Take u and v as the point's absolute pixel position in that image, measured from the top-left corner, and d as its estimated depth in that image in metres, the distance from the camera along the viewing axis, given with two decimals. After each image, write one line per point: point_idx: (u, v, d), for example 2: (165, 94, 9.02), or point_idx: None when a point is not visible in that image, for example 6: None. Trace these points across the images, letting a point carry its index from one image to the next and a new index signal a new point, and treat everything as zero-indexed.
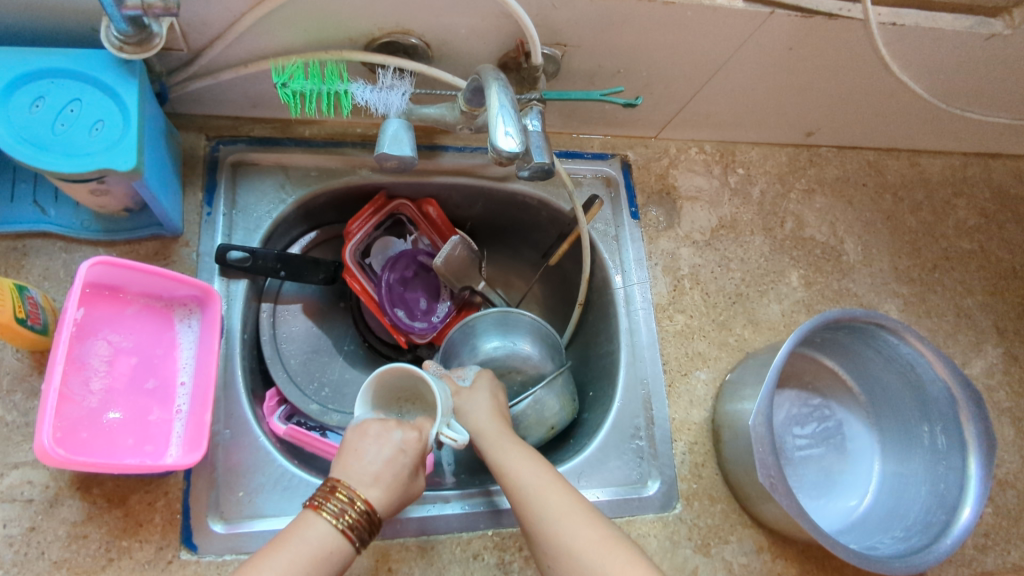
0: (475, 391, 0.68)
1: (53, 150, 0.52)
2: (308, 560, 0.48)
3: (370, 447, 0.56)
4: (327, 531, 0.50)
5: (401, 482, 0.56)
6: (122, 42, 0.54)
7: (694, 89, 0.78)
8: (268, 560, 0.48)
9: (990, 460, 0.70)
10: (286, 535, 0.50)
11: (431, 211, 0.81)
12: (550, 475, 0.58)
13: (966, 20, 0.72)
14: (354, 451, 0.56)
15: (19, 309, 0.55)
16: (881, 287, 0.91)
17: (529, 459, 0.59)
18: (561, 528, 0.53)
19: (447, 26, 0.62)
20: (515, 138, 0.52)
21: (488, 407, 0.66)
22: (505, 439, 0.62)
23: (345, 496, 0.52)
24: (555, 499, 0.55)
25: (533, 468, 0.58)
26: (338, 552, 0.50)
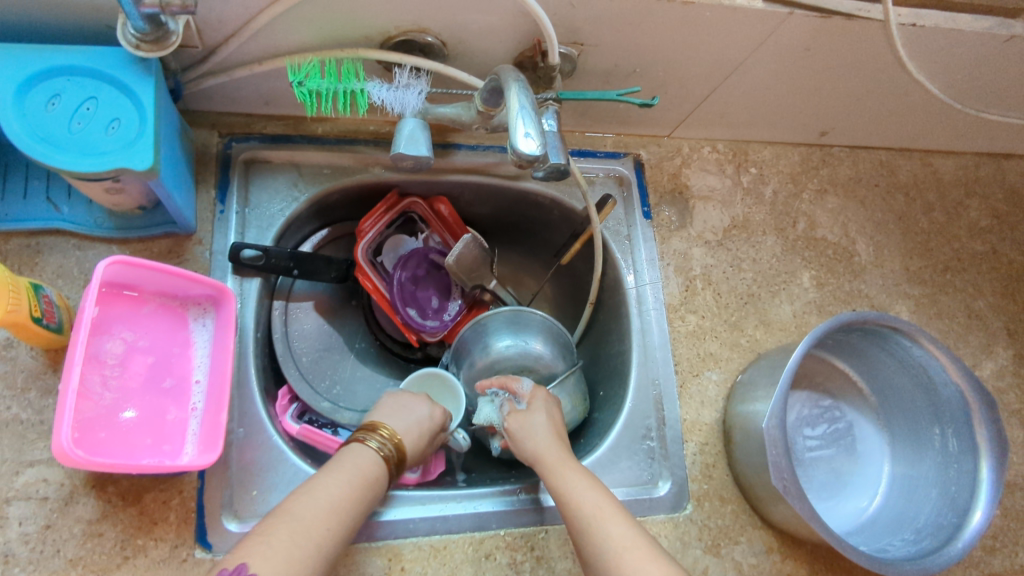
0: (529, 412, 0.68)
1: (69, 148, 0.51)
2: (358, 478, 0.56)
3: (400, 409, 0.66)
4: (370, 456, 0.59)
5: (427, 438, 0.66)
6: (139, 40, 0.53)
7: (709, 88, 0.78)
8: (330, 477, 0.54)
9: (1003, 464, 0.70)
10: (337, 459, 0.57)
11: (442, 209, 0.81)
12: (611, 501, 0.57)
13: (986, 21, 0.71)
14: (390, 408, 0.66)
15: (35, 308, 0.55)
16: (892, 289, 0.91)
17: (593, 486, 0.58)
18: (620, 560, 0.51)
19: (464, 24, 0.62)
20: (534, 140, 0.52)
21: (547, 428, 0.66)
22: (569, 463, 0.61)
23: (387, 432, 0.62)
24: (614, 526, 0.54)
25: (594, 496, 0.57)
26: (377, 478, 0.58)
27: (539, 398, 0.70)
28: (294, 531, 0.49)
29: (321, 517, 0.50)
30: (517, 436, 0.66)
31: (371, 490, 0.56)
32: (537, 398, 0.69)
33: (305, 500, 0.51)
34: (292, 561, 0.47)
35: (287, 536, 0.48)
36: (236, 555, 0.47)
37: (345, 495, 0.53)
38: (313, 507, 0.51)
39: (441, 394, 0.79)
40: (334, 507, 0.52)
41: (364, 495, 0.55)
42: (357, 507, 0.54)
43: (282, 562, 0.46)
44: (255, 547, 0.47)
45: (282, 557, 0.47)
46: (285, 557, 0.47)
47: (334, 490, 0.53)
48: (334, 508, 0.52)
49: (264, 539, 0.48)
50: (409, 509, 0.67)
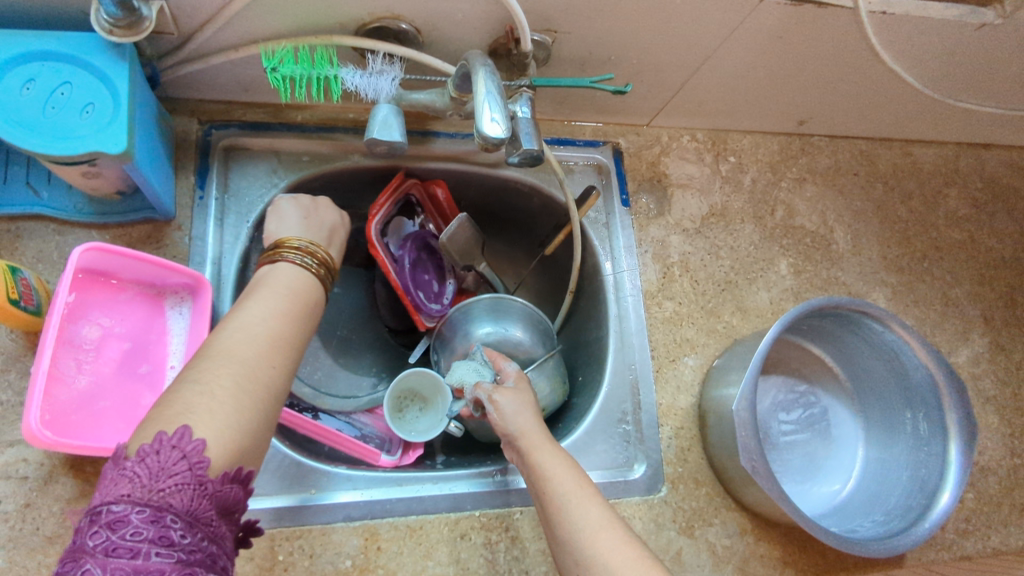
0: (517, 392, 0.66)
1: (43, 132, 0.52)
2: (294, 291, 0.57)
3: (293, 222, 0.65)
4: (298, 272, 0.59)
5: (337, 242, 0.68)
6: (111, 26, 0.54)
7: (686, 76, 0.79)
8: (258, 303, 0.53)
9: (971, 447, 0.71)
10: (258, 288, 0.56)
11: (439, 193, 0.82)
12: (585, 485, 0.56)
13: (957, 9, 0.72)
14: (289, 222, 0.65)
15: (12, 290, 0.56)
16: (870, 276, 0.91)
17: (572, 469, 0.57)
18: (593, 545, 0.51)
19: (437, 12, 0.62)
20: (500, 124, 0.53)
21: (529, 408, 0.64)
22: (548, 446, 0.60)
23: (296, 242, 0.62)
24: (591, 513, 0.53)
25: (570, 478, 0.56)
26: (312, 286, 0.59)
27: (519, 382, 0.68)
28: (238, 377, 0.47)
29: (262, 361, 0.49)
30: (501, 409, 0.63)
31: (305, 305, 0.57)
32: (523, 380, 0.68)
33: (239, 338, 0.49)
34: (237, 414, 0.45)
35: (234, 378, 0.46)
36: (155, 426, 0.42)
37: (278, 326, 0.52)
38: (246, 348, 0.49)
39: (430, 390, 0.79)
40: (274, 338, 0.51)
41: (293, 322, 0.54)
42: (296, 324, 0.54)
43: (223, 414, 0.44)
44: (192, 401, 0.44)
45: (226, 411, 0.44)
46: (226, 408, 0.45)
47: (264, 322, 0.52)
48: (271, 340, 0.51)
49: (205, 389, 0.45)
50: (386, 490, 0.68)
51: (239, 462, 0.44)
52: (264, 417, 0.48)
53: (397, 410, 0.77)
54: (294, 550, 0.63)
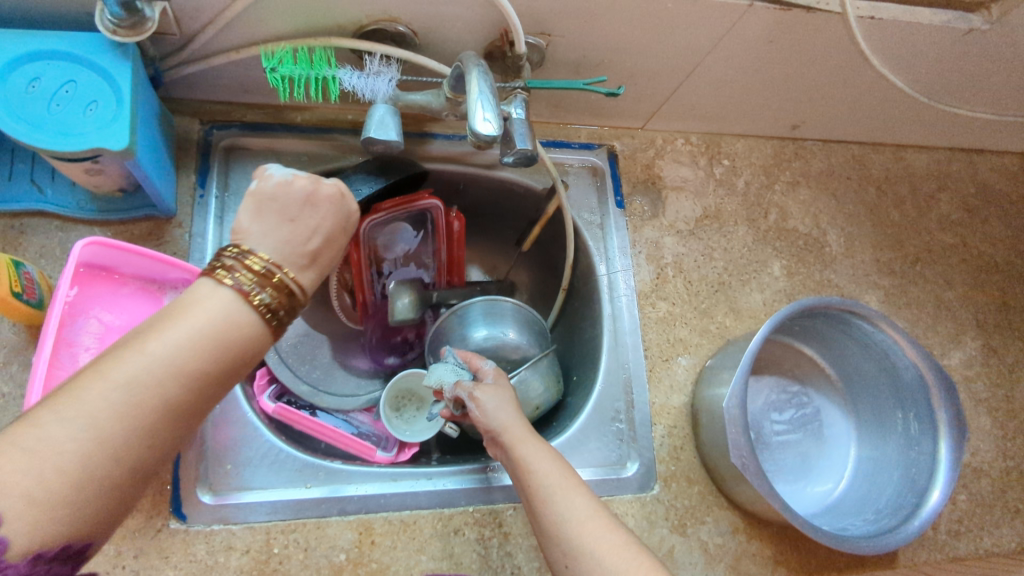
0: (498, 388, 0.66)
1: (47, 129, 0.53)
2: (219, 334, 0.43)
3: (274, 224, 0.50)
4: (236, 307, 0.44)
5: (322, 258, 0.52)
6: (116, 26, 0.56)
7: (679, 80, 0.80)
8: (169, 338, 0.41)
9: (961, 445, 0.72)
10: (182, 313, 0.42)
11: (453, 225, 0.85)
12: (569, 476, 0.57)
13: (945, 15, 0.73)
14: (272, 220, 0.50)
15: (14, 283, 0.57)
16: (862, 278, 0.92)
17: (553, 459, 0.58)
18: (579, 533, 0.52)
19: (433, 15, 0.64)
20: (493, 123, 0.54)
21: (511, 403, 0.64)
22: (530, 439, 0.60)
23: (257, 264, 0.47)
24: (577, 504, 0.54)
25: (553, 469, 0.57)
26: (249, 328, 0.45)
27: (501, 379, 0.68)
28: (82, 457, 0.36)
29: (137, 437, 0.38)
30: (483, 405, 0.63)
31: (235, 351, 0.44)
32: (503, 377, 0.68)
33: (115, 394, 0.38)
34: (71, 508, 0.36)
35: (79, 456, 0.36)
36: None
37: (181, 386, 0.40)
38: (114, 414, 0.38)
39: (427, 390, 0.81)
40: (167, 402, 0.40)
41: (212, 368, 0.42)
42: (207, 380, 0.42)
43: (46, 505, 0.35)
44: (9, 475, 0.35)
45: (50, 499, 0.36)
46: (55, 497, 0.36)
47: (161, 377, 0.40)
48: (161, 404, 0.39)
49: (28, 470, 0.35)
50: (381, 485, 0.68)
51: (65, 540, 0.37)
52: (128, 492, 0.39)
53: (394, 409, 0.79)
54: (289, 543, 0.63)
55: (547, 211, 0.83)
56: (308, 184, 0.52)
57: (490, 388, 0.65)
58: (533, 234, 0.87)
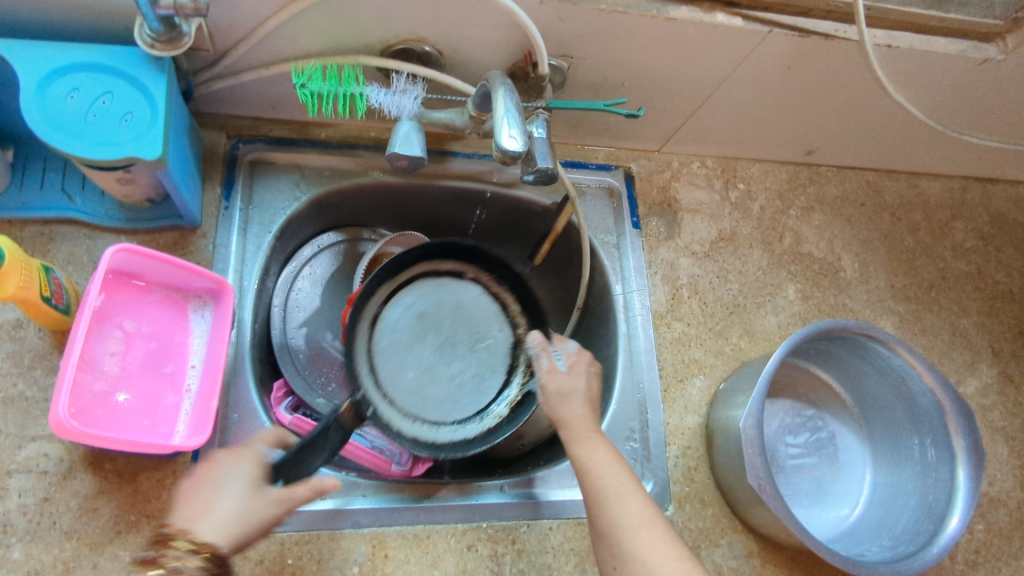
0: (568, 376, 0.66)
1: (83, 138, 0.55)
2: None
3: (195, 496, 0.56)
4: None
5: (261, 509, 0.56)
6: (154, 40, 0.57)
7: (697, 104, 0.81)
8: None
9: (979, 472, 0.71)
10: None
11: None
12: (630, 481, 0.58)
13: (960, 45, 0.74)
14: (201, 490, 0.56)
15: (45, 288, 0.58)
16: (877, 304, 0.92)
17: (618, 463, 0.59)
18: (636, 537, 0.54)
19: (458, 35, 0.66)
20: (519, 140, 0.55)
21: (583, 393, 0.65)
22: (594, 437, 0.61)
23: (184, 543, 0.52)
24: (636, 507, 0.56)
25: (621, 475, 0.58)
26: None
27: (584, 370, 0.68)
28: None
29: None
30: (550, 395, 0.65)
31: None
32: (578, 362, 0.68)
33: None
34: None
35: None
36: None
37: None
38: None
39: None
40: None
41: None
42: None
43: None
44: None
45: None
46: None
47: None
48: None
49: None
50: (396, 498, 0.68)
51: None
52: None
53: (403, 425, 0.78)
54: (303, 554, 0.63)
55: (553, 227, 0.84)
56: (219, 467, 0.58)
57: (561, 376, 0.66)
58: (542, 251, 0.88)
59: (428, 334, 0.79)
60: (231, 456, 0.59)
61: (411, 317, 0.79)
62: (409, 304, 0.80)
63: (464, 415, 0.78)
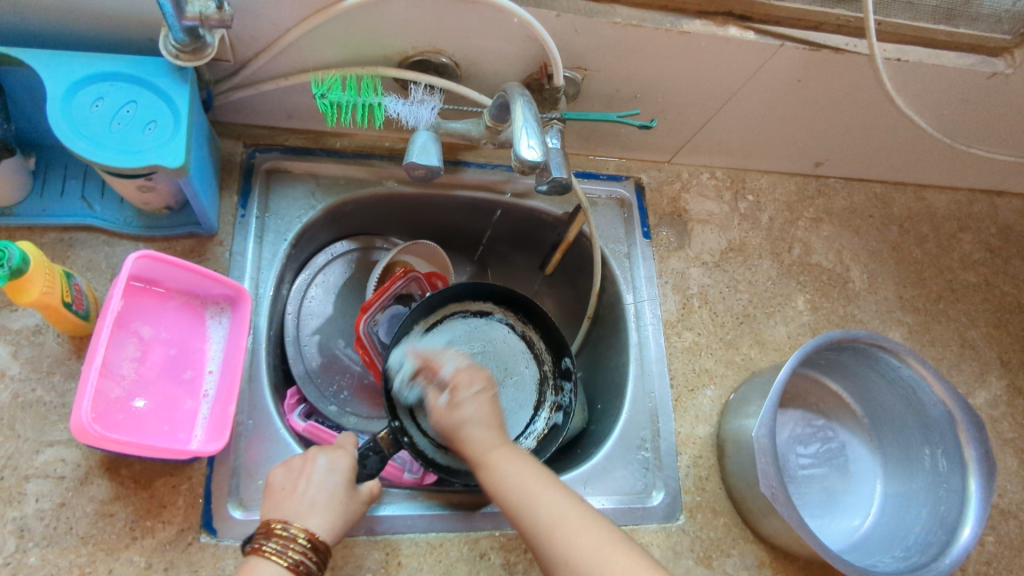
0: (455, 407, 0.62)
1: (107, 145, 0.56)
2: None
3: (295, 490, 0.59)
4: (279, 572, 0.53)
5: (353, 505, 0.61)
6: (179, 51, 0.58)
7: (707, 115, 0.82)
8: None
9: (990, 482, 0.71)
10: None
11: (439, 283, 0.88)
12: (545, 480, 0.56)
13: (969, 59, 0.75)
14: (298, 487, 0.59)
15: (66, 294, 0.58)
16: (886, 315, 0.93)
17: (529, 466, 0.57)
18: (553, 525, 0.52)
19: (475, 47, 0.67)
20: (537, 150, 0.56)
21: (478, 417, 0.61)
22: (502, 450, 0.59)
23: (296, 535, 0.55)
24: (555, 505, 0.54)
25: (530, 475, 0.56)
26: None
27: (479, 383, 0.64)
28: None
29: None
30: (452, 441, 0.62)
31: None
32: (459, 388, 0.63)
33: None
34: None
35: None
36: None
37: None
38: None
39: None
40: None
41: None
42: None
43: None
44: None
45: None
46: None
47: None
48: None
49: None
50: (409, 506, 0.69)
51: None
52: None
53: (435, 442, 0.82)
54: None
55: (566, 237, 0.86)
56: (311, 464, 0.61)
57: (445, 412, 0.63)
58: (553, 260, 0.91)
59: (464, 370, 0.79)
60: (329, 454, 0.62)
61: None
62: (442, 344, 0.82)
63: None
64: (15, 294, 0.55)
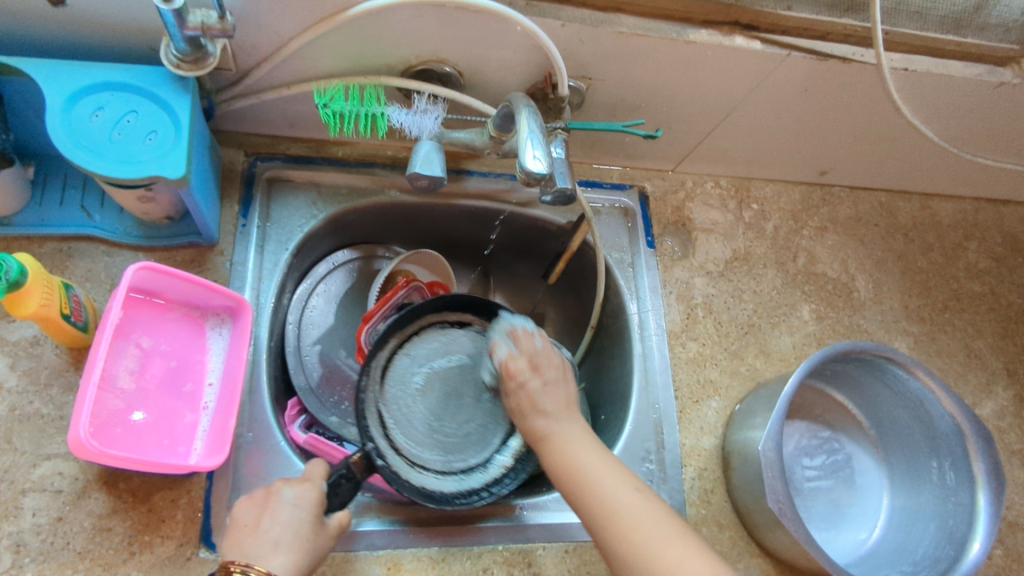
0: (539, 372, 0.61)
1: (107, 156, 0.55)
2: None
3: (259, 523, 0.56)
4: None
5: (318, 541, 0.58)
6: (179, 61, 0.58)
7: (712, 124, 0.82)
8: None
9: (1000, 496, 0.71)
10: None
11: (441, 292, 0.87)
12: (628, 479, 0.54)
13: (976, 69, 0.74)
14: (257, 522, 0.56)
15: (65, 305, 0.58)
16: (892, 325, 0.92)
17: (609, 459, 0.55)
18: (617, 508, 0.52)
19: (479, 56, 0.66)
20: (542, 161, 0.55)
21: (554, 398, 0.59)
22: (587, 438, 0.57)
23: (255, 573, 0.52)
24: (652, 514, 0.52)
25: (608, 469, 0.54)
26: None
27: (554, 371, 0.61)
28: None
29: None
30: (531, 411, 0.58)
31: None
32: (543, 358, 0.62)
33: None
34: None
35: None
36: None
37: None
38: None
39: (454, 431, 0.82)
40: None
41: None
42: None
43: None
44: None
45: None
46: None
47: None
48: None
49: None
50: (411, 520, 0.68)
51: None
52: None
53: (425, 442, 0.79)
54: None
55: (570, 246, 0.85)
56: (277, 497, 0.58)
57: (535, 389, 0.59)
58: (558, 270, 0.89)
59: (435, 384, 0.78)
60: (296, 486, 0.60)
61: (422, 370, 0.78)
62: (417, 355, 0.78)
63: (469, 466, 0.76)
64: (12, 307, 0.54)
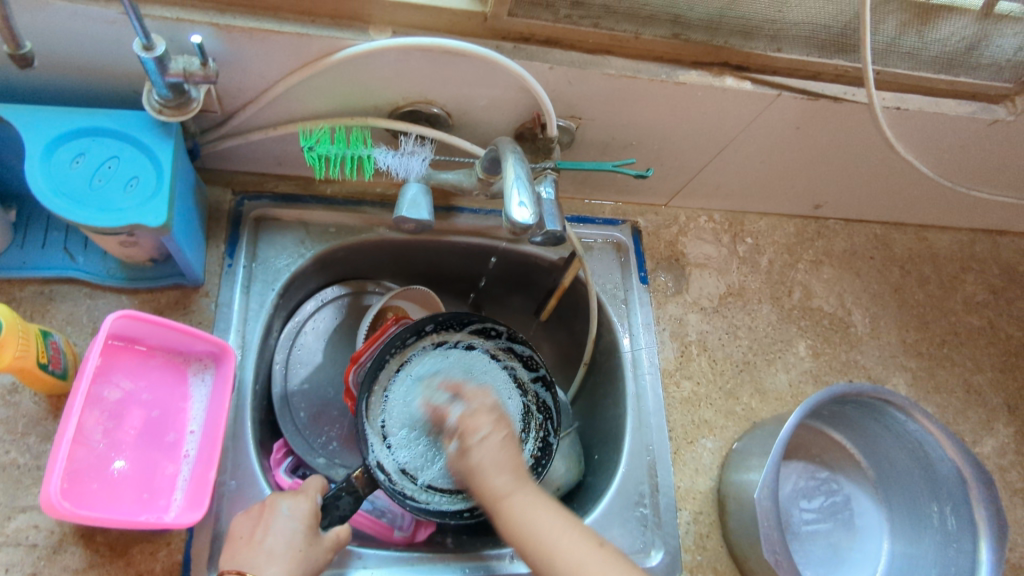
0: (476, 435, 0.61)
1: (87, 204, 0.54)
2: None
3: (252, 534, 0.57)
4: None
5: (317, 552, 0.58)
6: (162, 106, 0.57)
7: (705, 160, 0.81)
8: None
9: (1003, 545, 0.69)
10: None
11: None
12: (578, 531, 0.54)
13: (969, 106, 0.74)
14: (250, 535, 0.57)
15: (42, 354, 0.56)
16: (890, 360, 0.91)
17: (561, 515, 0.55)
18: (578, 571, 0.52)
19: (466, 97, 0.66)
20: (528, 208, 0.54)
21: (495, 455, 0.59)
22: (541, 501, 0.56)
23: None
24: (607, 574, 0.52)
25: (551, 520, 0.55)
26: None
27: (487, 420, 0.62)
28: None
29: None
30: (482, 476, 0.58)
31: None
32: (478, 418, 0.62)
33: None
34: None
35: None
36: None
37: None
38: None
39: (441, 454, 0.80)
40: None
41: None
42: None
43: None
44: None
45: None
46: None
47: None
48: None
49: None
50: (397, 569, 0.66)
51: None
52: None
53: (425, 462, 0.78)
54: None
55: (561, 282, 0.84)
56: (273, 507, 0.59)
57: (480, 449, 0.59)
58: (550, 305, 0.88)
59: None
60: (290, 499, 0.60)
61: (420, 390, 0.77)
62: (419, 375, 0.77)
63: None
64: None
